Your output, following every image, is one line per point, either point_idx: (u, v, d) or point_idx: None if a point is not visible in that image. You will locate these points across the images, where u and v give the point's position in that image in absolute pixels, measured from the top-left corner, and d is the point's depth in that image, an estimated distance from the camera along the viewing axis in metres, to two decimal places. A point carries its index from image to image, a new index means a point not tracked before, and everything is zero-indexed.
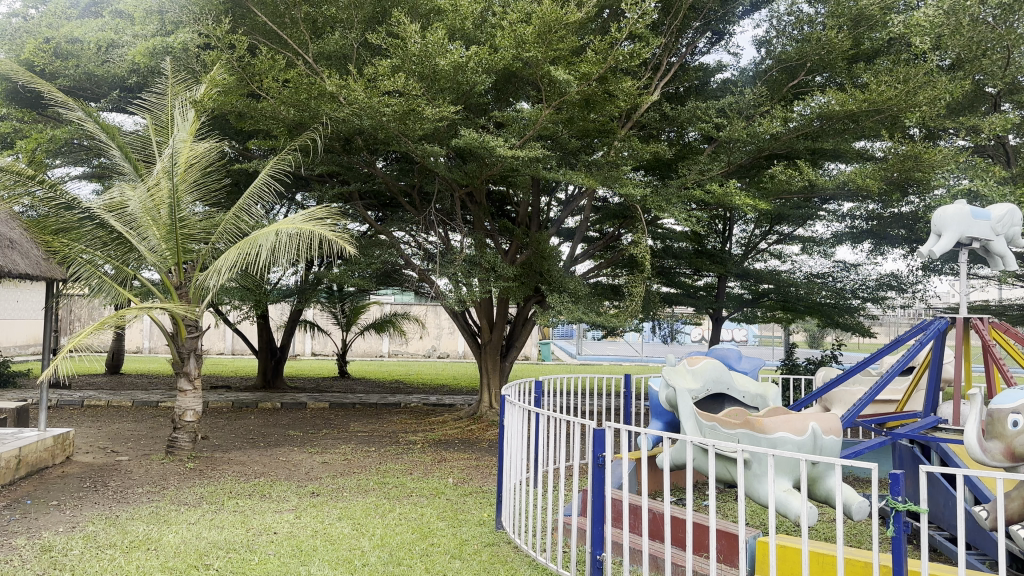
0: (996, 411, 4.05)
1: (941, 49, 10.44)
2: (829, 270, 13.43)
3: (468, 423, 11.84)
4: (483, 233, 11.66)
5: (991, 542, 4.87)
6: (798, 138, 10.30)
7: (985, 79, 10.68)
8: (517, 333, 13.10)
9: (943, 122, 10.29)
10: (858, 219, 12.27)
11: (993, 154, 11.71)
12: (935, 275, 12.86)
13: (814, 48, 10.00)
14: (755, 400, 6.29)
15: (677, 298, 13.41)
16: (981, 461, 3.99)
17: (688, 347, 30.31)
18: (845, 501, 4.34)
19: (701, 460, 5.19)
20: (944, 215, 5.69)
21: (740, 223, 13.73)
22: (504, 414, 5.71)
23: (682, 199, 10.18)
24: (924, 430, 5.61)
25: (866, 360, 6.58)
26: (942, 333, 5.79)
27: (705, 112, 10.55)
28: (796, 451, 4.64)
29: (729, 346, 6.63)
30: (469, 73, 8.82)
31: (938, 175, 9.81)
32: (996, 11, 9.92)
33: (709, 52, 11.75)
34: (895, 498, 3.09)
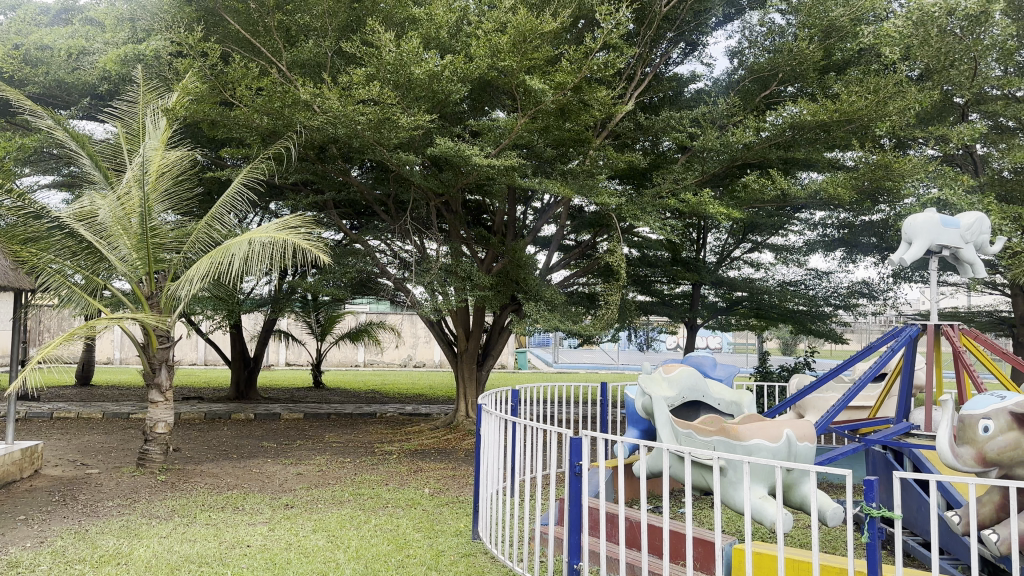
0: (967, 417, 4.13)
1: (910, 59, 10.63)
2: (801, 278, 13.53)
3: (445, 433, 11.78)
4: (459, 242, 11.59)
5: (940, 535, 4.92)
6: (770, 148, 10.35)
7: (953, 89, 10.87)
8: (493, 342, 12.98)
9: (913, 131, 10.46)
10: (830, 227, 12.49)
11: (961, 163, 11.92)
12: (905, 282, 13.03)
13: (786, 59, 10.13)
14: (730, 407, 6.23)
15: (653, 306, 13.41)
16: (954, 467, 4.04)
17: (663, 355, 30.60)
18: (820, 508, 4.36)
19: (677, 468, 5.19)
20: (914, 223, 5.75)
21: (714, 232, 13.72)
22: (481, 424, 5.65)
23: (657, 207, 10.21)
24: (898, 435, 5.63)
25: (837, 367, 6.57)
26: (914, 340, 5.83)
27: (679, 122, 10.59)
28: (770, 458, 4.71)
29: (703, 354, 6.65)
30: (444, 82, 8.79)
31: (908, 183, 9.94)
32: (964, 22, 10.07)
33: (683, 62, 11.83)
34: (870, 504, 3.10)
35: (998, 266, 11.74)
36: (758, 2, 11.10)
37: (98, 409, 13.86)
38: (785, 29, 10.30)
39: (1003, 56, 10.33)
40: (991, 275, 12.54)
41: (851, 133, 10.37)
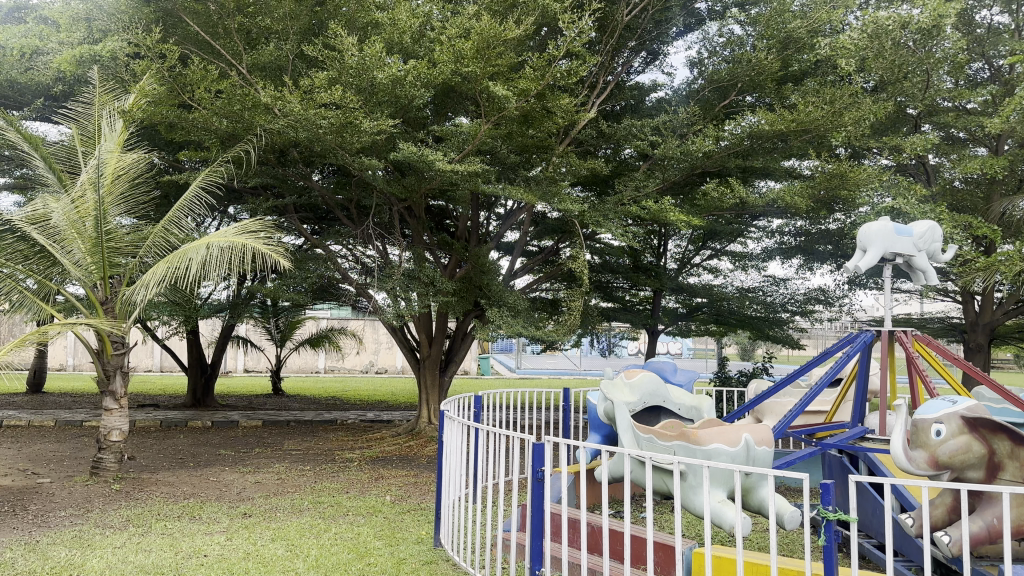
0: (920, 421, 4.22)
1: (865, 71, 10.89)
2: (760, 284, 13.75)
3: (407, 440, 11.70)
4: (422, 247, 11.53)
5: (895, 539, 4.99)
6: (729, 157, 10.51)
7: (907, 100, 11.20)
8: (457, 348, 12.96)
9: (868, 141, 10.71)
10: (787, 235, 12.71)
11: (914, 173, 12.23)
12: (859, 289, 13.34)
13: (745, 69, 10.28)
14: (690, 412, 6.30)
15: (615, 312, 13.44)
16: (908, 469, 4.07)
17: (624, 361, 30.88)
18: (777, 511, 4.44)
19: (638, 473, 5.23)
20: (868, 231, 5.88)
21: (675, 239, 13.87)
22: (443, 430, 5.62)
23: (619, 214, 10.30)
24: (851, 440, 5.53)
25: (794, 372, 6.65)
26: (868, 345, 5.95)
27: (640, 130, 10.71)
28: (729, 462, 4.80)
29: (664, 359, 6.53)
30: (408, 87, 8.77)
31: (862, 192, 10.19)
32: (917, 36, 10.39)
33: (644, 71, 11.95)
34: (826, 507, 3.17)
35: (948, 273, 12.09)
36: (717, 13, 11.31)
37: (50, 417, 13.50)
38: (743, 40, 10.45)
39: (955, 70, 10.94)
40: (942, 282, 12.90)
41: (808, 142, 10.60)
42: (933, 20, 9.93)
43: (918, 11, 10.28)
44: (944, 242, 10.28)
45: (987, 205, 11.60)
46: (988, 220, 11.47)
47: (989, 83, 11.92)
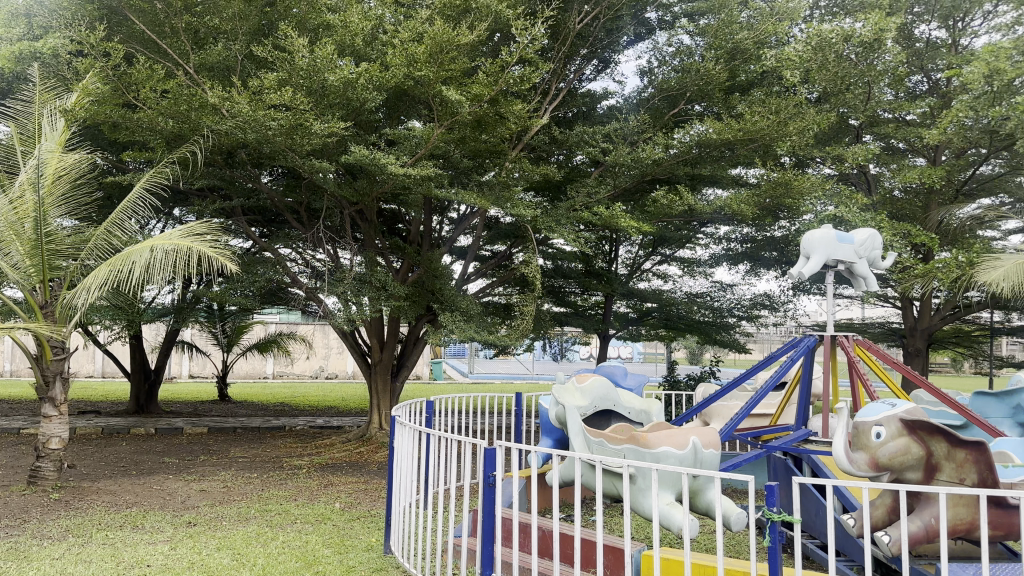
0: (861, 424, 4.37)
1: (809, 83, 11.19)
2: (708, 289, 13.99)
3: (357, 446, 11.57)
4: (373, 251, 11.45)
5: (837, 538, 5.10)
6: (678, 164, 10.69)
7: (849, 111, 11.57)
8: (408, 353, 12.88)
9: (812, 151, 11.01)
10: (734, 241, 12.97)
11: (855, 182, 12.60)
12: (803, 294, 13.68)
13: (693, 78, 10.47)
14: (640, 415, 6.37)
15: (566, 317, 13.51)
16: (849, 471, 4.21)
17: (575, 365, 31.10)
18: (724, 513, 4.51)
19: (588, 477, 5.27)
20: (812, 238, 6.03)
21: (625, 244, 14.02)
22: (395, 436, 5.58)
23: (571, 219, 10.38)
24: (797, 442, 5.79)
25: (740, 376, 6.77)
26: (811, 349, 6.10)
27: (592, 137, 10.82)
28: (678, 465, 4.82)
29: (615, 363, 6.66)
30: (359, 90, 8.71)
31: (806, 201, 10.48)
32: (858, 49, 10.68)
33: (596, 79, 12.09)
34: (771, 509, 3.24)
35: (888, 279, 12.46)
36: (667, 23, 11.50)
37: None
38: (692, 50, 10.68)
39: (895, 82, 11.17)
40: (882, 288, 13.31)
41: (754, 151, 10.86)
42: (874, 34, 10.27)
43: (860, 25, 10.57)
44: (884, 249, 10.59)
45: (925, 214, 12.00)
46: (927, 228, 11.85)
47: (927, 96, 12.34)
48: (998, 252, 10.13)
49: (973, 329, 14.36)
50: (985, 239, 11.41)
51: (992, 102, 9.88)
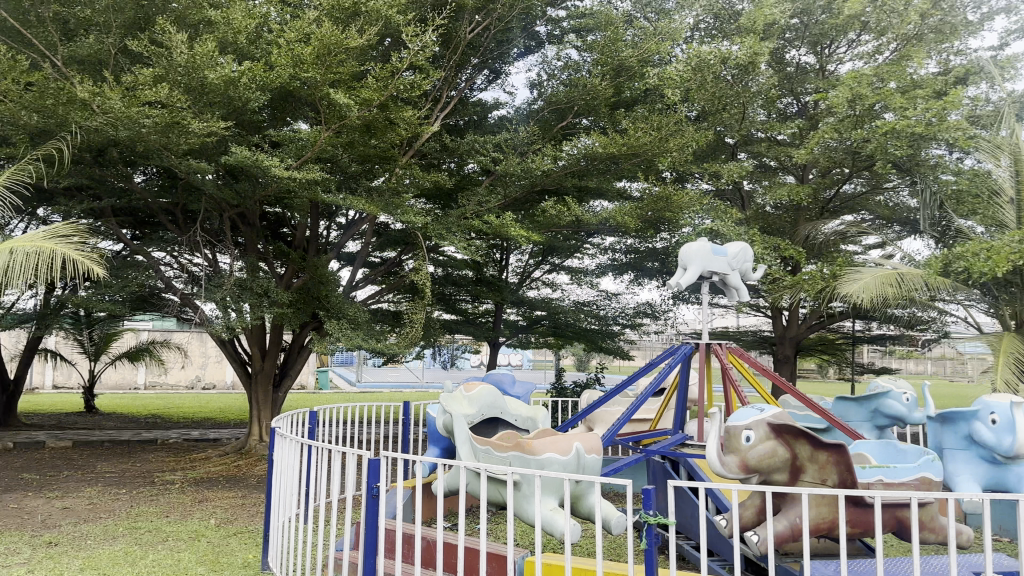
0: (732, 428, 4.53)
1: (690, 101, 11.69)
2: (593, 298, 14.29)
3: (237, 459, 11.14)
4: (256, 256, 11.08)
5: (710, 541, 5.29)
6: (566, 176, 10.90)
7: (725, 130, 12.16)
8: (291, 361, 12.51)
9: (691, 167, 11.49)
10: (619, 252, 13.34)
11: (731, 198, 13.25)
12: (683, 304, 14.21)
13: (581, 92, 10.71)
14: (527, 423, 6.44)
15: (457, 325, 13.49)
16: (721, 474, 4.39)
17: (465, 373, 31.15)
18: (605, 517, 4.65)
19: (474, 485, 5.28)
20: (688, 251, 6.27)
21: (516, 253, 14.15)
22: (275, 448, 5.38)
23: (462, 227, 10.40)
24: (674, 446, 6.09)
25: (622, 383, 6.96)
26: (688, 357, 6.34)
27: (482, 146, 10.87)
28: (561, 471, 4.97)
29: (502, 372, 6.78)
30: (242, 89, 8.44)
31: (686, 215, 10.91)
32: (734, 71, 11.23)
33: (487, 88, 12.19)
34: (648, 513, 3.35)
35: (760, 290, 13.14)
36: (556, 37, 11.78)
37: None
38: (580, 65, 10.98)
39: (767, 103, 11.82)
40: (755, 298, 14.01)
41: (637, 166, 11.23)
42: (749, 57, 10.81)
43: (737, 48, 11.10)
44: (756, 262, 11.16)
45: (793, 229, 12.74)
46: (796, 241, 12.56)
47: (796, 117, 13.10)
48: (857, 265, 10.88)
49: (835, 337, 15.35)
50: (847, 253, 12.23)
51: (854, 126, 10.63)
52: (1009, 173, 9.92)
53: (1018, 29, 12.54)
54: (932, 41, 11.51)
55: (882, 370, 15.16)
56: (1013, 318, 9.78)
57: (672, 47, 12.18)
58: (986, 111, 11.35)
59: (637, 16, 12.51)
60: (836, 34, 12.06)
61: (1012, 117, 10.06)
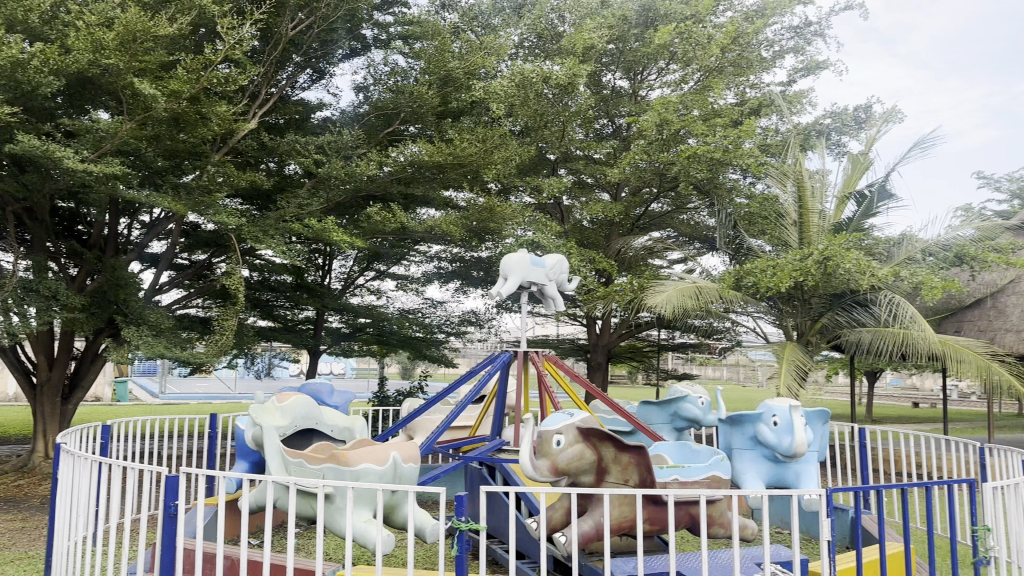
0: (544, 433, 4.65)
1: (513, 116, 12.04)
2: (419, 306, 14.25)
3: (16, 479, 10.05)
4: (45, 256, 10.09)
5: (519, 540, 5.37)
6: (392, 182, 10.83)
7: (547, 146, 12.62)
8: (84, 371, 11.40)
9: (514, 180, 11.81)
10: (444, 260, 13.43)
11: (552, 211, 13.79)
12: (506, 312, 14.51)
13: (406, 100, 10.75)
14: (343, 434, 6.14)
15: (274, 332, 12.98)
16: (533, 477, 4.48)
17: (285, 382, 30.11)
18: (418, 526, 4.66)
19: (283, 500, 5.10)
20: (508, 261, 6.40)
21: (339, 258, 13.80)
22: (59, 465, 4.88)
23: (280, 230, 10.03)
24: (492, 451, 6.02)
25: (443, 390, 6.95)
26: (507, 365, 6.43)
27: (303, 147, 10.55)
28: (377, 481, 4.85)
29: (321, 381, 6.65)
30: (31, 72, 7.69)
31: (508, 226, 11.20)
32: (556, 90, 11.67)
33: (310, 88, 11.91)
34: (460, 519, 3.46)
35: (576, 301, 13.63)
36: (381, 42, 11.75)
37: None
38: (406, 73, 11.01)
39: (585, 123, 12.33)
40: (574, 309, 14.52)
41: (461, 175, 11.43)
42: (568, 77, 11.08)
43: (557, 68, 11.49)
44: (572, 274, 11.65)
45: (607, 243, 13.41)
46: (610, 255, 13.22)
47: (612, 137, 13.78)
48: (662, 279, 11.65)
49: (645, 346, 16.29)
50: (654, 267, 13.07)
51: (662, 148, 11.41)
52: (794, 199, 10.97)
53: (803, 68, 13.91)
54: (731, 74, 12.56)
55: (685, 376, 16.30)
56: (797, 330, 10.78)
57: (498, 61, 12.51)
58: (775, 141, 12.49)
59: (463, 27, 12.66)
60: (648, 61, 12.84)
61: (795, 148, 11.12)
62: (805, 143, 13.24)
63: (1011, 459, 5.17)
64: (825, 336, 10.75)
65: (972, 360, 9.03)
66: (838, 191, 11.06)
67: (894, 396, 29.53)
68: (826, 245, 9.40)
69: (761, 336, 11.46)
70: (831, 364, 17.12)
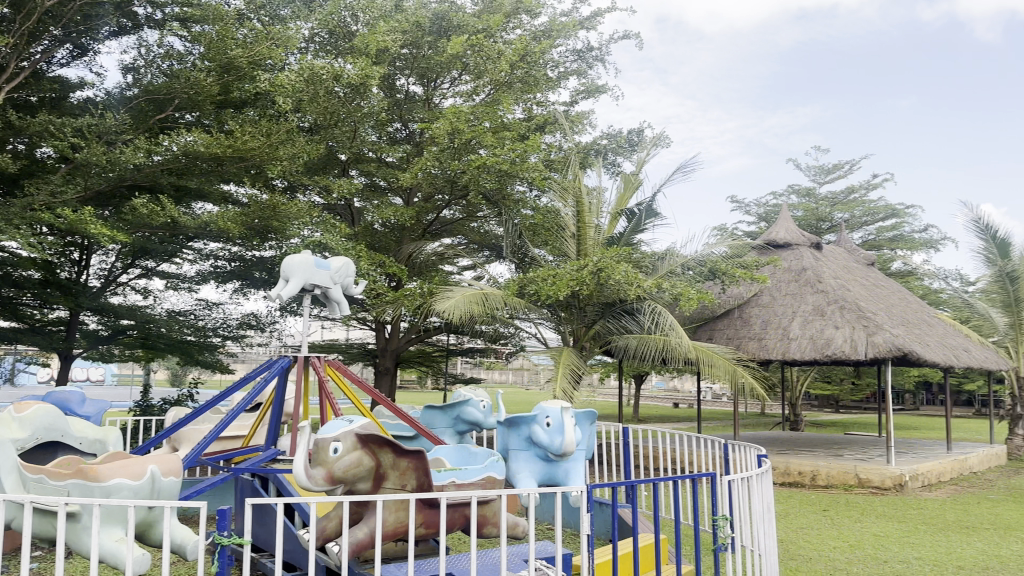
0: (320, 440, 4.33)
1: (301, 112, 11.71)
2: (191, 308, 13.17)
3: None
4: None
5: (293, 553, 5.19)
6: (163, 173, 10.08)
7: (336, 146, 12.42)
8: None
9: (300, 178, 11.49)
10: (222, 259, 12.36)
11: (340, 213, 13.58)
12: (289, 315, 13.85)
13: (182, 85, 10.13)
14: (93, 446, 5.58)
15: (18, 335, 11.51)
16: (307, 488, 4.16)
17: (29, 391, 26.88)
18: (178, 543, 4.35)
19: (18, 520, 4.56)
20: (291, 262, 6.11)
21: (98, 253, 12.46)
22: None
23: (26, 220, 8.92)
24: (266, 462, 5.85)
25: (215, 398, 6.41)
26: (285, 370, 6.19)
27: (59, 128, 9.37)
28: (132, 497, 4.42)
29: (70, 390, 6.02)
30: None
31: (292, 225, 10.85)
32: (346, 89, 11.54)
33: (68, 64, 10.84)
34: (221, 534, 3.40)
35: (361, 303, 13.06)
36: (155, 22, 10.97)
37: None
38: (183, 57, 10.56)
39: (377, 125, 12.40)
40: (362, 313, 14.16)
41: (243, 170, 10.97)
42: (360, 77, 11.08)
43: (349, 68, 11.38)
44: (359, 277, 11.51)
45: (396, 247, 13.49)
46: (400, 259, 13.21)
47: (404, 142, 13.79)
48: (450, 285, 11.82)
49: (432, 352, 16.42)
50: (443, 273, 13.32)
51: (453, 156, 11.60)
52: (572, 213, 11.43)
53: (584, 91, 14.74)
54: (520, 90, 13.12)
55: (469, 381, 16.67)
56: (573, 337, 11.35)
57: (286, 55, 12.14)
58: (557, 158, 13.20)
59: (248, 16, 12.11)
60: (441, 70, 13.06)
61: (575, 164, 11.70)
62: (585, 161, 14.06)
63: (748, 453, 5.82)
64: (598, 343, 11.34)
65: (721, 363, 10.10)
66: (613, 208, 11.76)
67: (656, 398, 32.53)
68: (599, 258, 10.04)
69: (540, 342, 11.95)
70: (603, 369, 18.34)
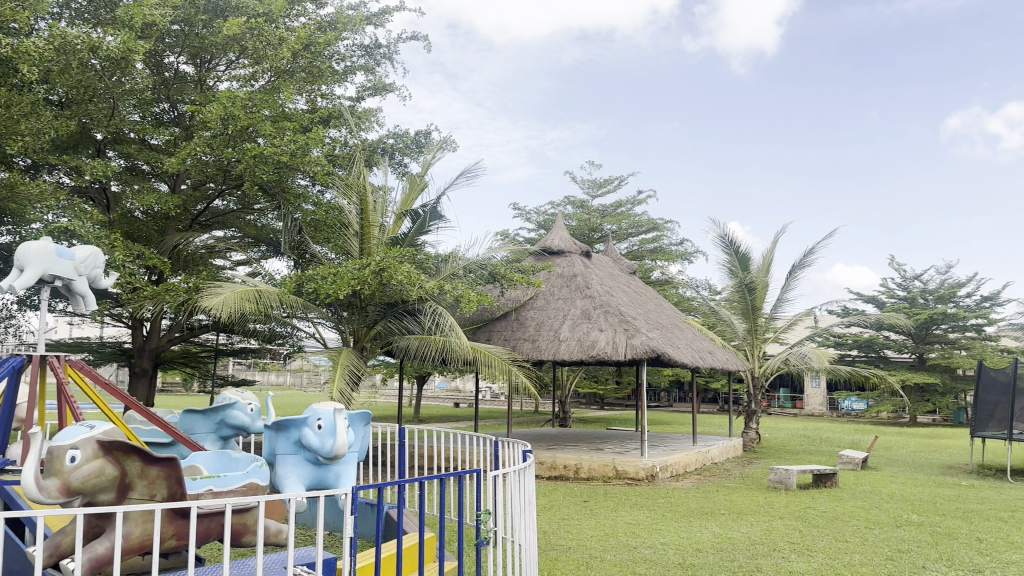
0: (55, 448, 3.86)
1: (49, 83, 10.60)
2: None
3: None
4: None
5: (18, 572, 4.61)
6: None
7: (92, 123, 11.51)
8: None
9: (44, 156, 10.44)
10: None
11: (94, 197, 12.47)
12: (28, 310, 12.70)
13: None
14: None
15: None
16: (36, 502, 3.65)
17: None
18: None
19: None
20: (26, 249, 5.45)
21: None
22: None
23: None
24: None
25: None
26: (17, 370, 5.40)
27: None
28: None
29: None
30: None
31: (33, 208, 9.79)
32: (104, 63, 10.70)
33: None
34: None
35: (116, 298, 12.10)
36: None
37: None
38: None
39: (140, 104, 11.63)
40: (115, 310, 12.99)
41: None
42: (122, 50, 10.29)
43: (109, 40, 10.52)
44: (114, 269, 10.62)
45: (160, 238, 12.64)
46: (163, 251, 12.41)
47: (171, 125, 13.02)
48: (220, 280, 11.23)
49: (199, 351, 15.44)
50: (213, 267, 12.77)
51: (226, 143, 11.26)
52: (356, 211, 11.16)
53: (371, 88, 14.63)
54: (302, 80, 12.89)
55: (241, 382, 15.94)
56: (353, 337, 11.19)
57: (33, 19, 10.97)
58: (341, 153, 13.04)
59: None
60: (216, 51, 12.45)
61: (359, 162, 11.46)
62: (369, 159, 13.98)
63: (516, 450, 6.05)
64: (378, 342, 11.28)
65: (497, 363, 10.40)
66: (397, 207, 11.75)
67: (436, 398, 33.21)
68: (381, 257, 10.01)
69: (319, 343, 11.66)
70: (383, 369, 18.35)
